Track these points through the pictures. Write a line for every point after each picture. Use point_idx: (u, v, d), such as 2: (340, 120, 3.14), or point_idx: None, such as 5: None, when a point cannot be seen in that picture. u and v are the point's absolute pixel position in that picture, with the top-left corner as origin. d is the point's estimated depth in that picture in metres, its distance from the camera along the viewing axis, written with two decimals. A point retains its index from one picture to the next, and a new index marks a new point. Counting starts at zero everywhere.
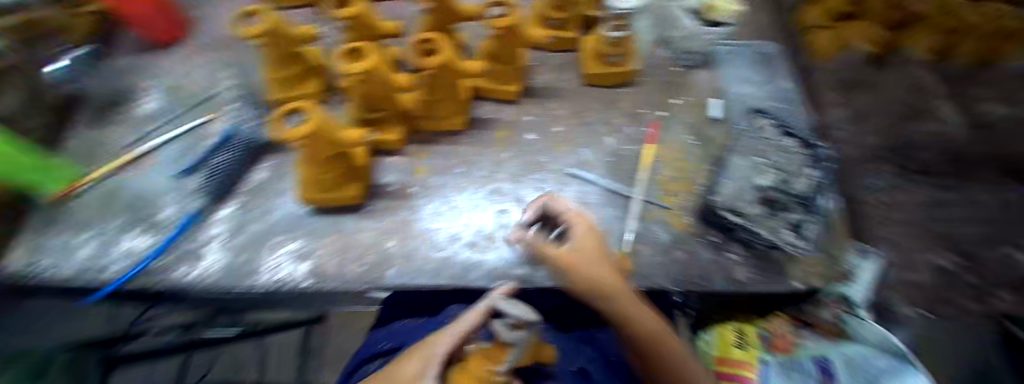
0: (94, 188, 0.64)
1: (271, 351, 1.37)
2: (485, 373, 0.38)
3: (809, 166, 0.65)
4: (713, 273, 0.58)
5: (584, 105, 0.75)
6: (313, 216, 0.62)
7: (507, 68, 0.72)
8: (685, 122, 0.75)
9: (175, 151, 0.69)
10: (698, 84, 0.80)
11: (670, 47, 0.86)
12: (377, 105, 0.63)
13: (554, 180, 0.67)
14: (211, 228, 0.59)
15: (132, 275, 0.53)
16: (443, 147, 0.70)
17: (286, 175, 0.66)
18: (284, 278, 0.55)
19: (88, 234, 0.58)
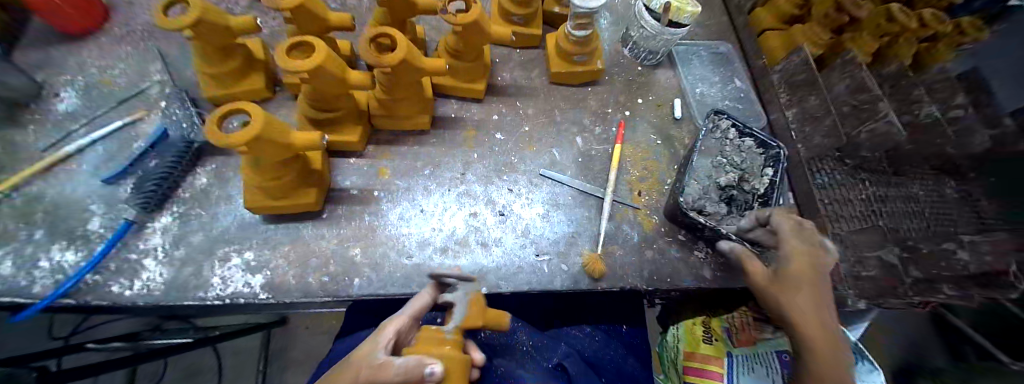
0: (3, 200, 0.56)
1: (225, 357, 1.27)
2: (437, 334, 0.44)
3: (770, 166, 0.67)
4: (682, 270, 0.61)
5: (551, 103, 0.74)
6: (267, 224, 0.58)
7: (475, 66, 0.67)
8: (650, 122, 0.75)
9: (100, 154, 0.60)
10: (662, 83, 0.79)
11: (633, 45, 0.80)
12: (328, 105, 0.58)
13: (524, 181, 0.66)
14: (148, 240, 0.55)
15: (64, 291, 0.49)
16: (407, 147, 0.67)
17: (235, 179, 0.60)
18: (236, 292, 0.52)
19: (2, 251, 0.52)
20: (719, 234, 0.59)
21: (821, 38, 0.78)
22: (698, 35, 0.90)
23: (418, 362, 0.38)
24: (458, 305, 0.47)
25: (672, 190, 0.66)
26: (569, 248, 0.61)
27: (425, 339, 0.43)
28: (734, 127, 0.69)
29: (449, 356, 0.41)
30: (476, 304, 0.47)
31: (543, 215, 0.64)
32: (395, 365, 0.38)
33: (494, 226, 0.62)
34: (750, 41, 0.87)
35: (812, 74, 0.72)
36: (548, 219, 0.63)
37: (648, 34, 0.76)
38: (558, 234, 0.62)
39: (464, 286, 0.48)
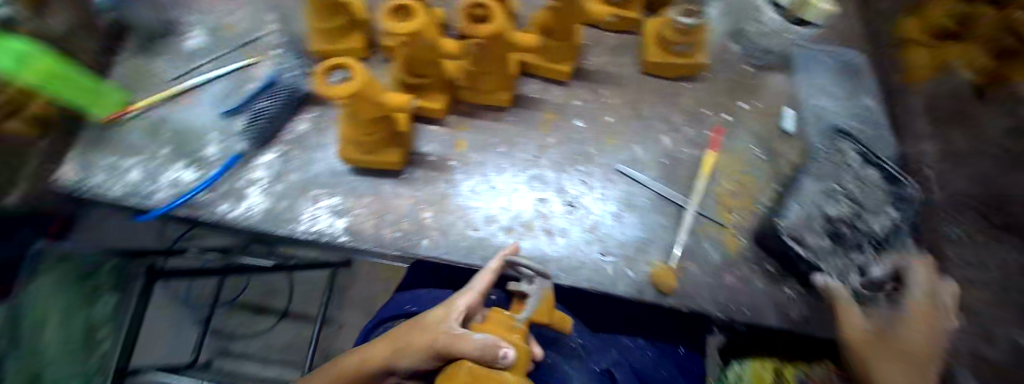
0: (142, 116, 0.64)
1: (296, 284, 1.41)
2: (507, 319, 0.44)
3: (893, 205, 0.57)
4: (763, 304, 0.55)
5: (640, 95, 0.69)
6: (354, 175, 0.61)
7: (559, 45, 0.63)
8: (751, 132, 0.67)
9: (219, 89, 0.67)
10: (771, 90, 0.71)
11: (745, 42, 0.73)
12: (421, 71, 0.58)
13: (600, 175, 0.62)
14: (252, 172, 0.60)
15: (181, 203, 0.56)
16: (486, 122, 0.66)
17: (331, 130, 0.64)
18: (321, 230, 0.56)
19: (136, 160, 0.61)
20: None
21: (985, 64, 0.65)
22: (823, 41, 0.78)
23: (495, 343, 0.39)
24: (531, 296, 0.47)
25: (769, 214, 0.59)
26: (638, 254, 0.57)
27: (498, 322, 0.44)
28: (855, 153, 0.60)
29: (518, 345, 0.42)
30: (545, 299, 0.49)
31: (616, 214, 0.60)
32: (474, 340, 0.39)
33: (561, 215, 0.60)
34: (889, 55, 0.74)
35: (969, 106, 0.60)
36: (619, 218, 0.60)
37: (765, 30, 0.71)
38: (628, 236, 0.59)
39: (539, 281, 0.48)
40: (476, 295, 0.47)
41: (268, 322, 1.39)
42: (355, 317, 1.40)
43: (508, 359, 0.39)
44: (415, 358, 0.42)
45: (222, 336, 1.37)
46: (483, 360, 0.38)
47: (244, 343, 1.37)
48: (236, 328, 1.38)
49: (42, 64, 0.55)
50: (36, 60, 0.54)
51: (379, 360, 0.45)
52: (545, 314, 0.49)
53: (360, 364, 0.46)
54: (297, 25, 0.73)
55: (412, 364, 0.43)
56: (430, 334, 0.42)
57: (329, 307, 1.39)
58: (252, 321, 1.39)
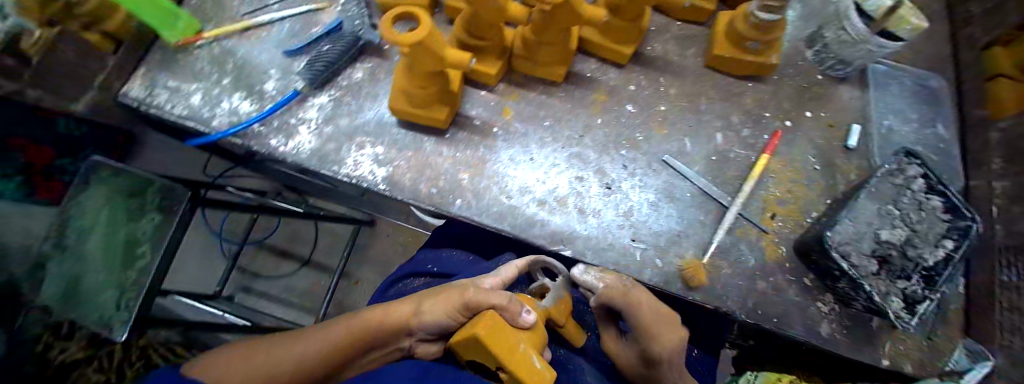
0: (209, 45, 0.67)
1: (321, 237, 1.46)
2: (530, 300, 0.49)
3: (951, 239, 0.54)
4: (794, 315, 0.55)
5: (699, 88, 0.66)
6: (399, 128, 0.61)
7: (624, 26, 0.60)
8: (812, 142, 0.64)
9: (286, 29, 0.68)
10: (841, 102, 0.66)
11: (821, 48, 0.67)
12: (482, 33, 0.57)
13: (643, 162, 0.61)
14: (306, 112, 0.62)
15: (235, 131, 0.59)
16: (536, 95, 0.65)
17: (385, 82, 0.64)
18: (362, 175, 0.58)
19: (198, 85, 0.64)
20: (857, 289, 0.51)
21: None
22: (906, 59, 0.71)
23: (519, 302, 0.43)
24: (554, 289, 0.53)
25: (816, 223, 0.56)
26: (670, 246, 0.57)
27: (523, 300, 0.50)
28: (924, 178, 0.56)
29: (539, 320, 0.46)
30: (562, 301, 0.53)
31: (653, 203, 0.59)
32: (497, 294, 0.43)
33: (597, 196, 0.59)
34: (976, 83, 0.69)
35: None
36: (655, 208, 0.59)
37: (847, 38, 0.62)
38: (662, 227, 0.58)
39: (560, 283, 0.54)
40: (502, 280, 0.53)
41: (289, 268, 1.44)
42: (371, 276, 1.43)
43: (529, 319, 0.42)
44: (442, 312, 0.46)
45: (246, 274, 1.43)
46: (507, 313, 0.42)
47: (265, 283, 1.43)
48: (259, 269, 1.44)
49: None
50: None
51: (404, 315, 0.48)
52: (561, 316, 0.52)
53: (384, 316, 0.48)
54: None
55: (436, 320, 0.46)
56: (458, 292, 0.46)
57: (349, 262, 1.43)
58: (275, 264, 1.44)
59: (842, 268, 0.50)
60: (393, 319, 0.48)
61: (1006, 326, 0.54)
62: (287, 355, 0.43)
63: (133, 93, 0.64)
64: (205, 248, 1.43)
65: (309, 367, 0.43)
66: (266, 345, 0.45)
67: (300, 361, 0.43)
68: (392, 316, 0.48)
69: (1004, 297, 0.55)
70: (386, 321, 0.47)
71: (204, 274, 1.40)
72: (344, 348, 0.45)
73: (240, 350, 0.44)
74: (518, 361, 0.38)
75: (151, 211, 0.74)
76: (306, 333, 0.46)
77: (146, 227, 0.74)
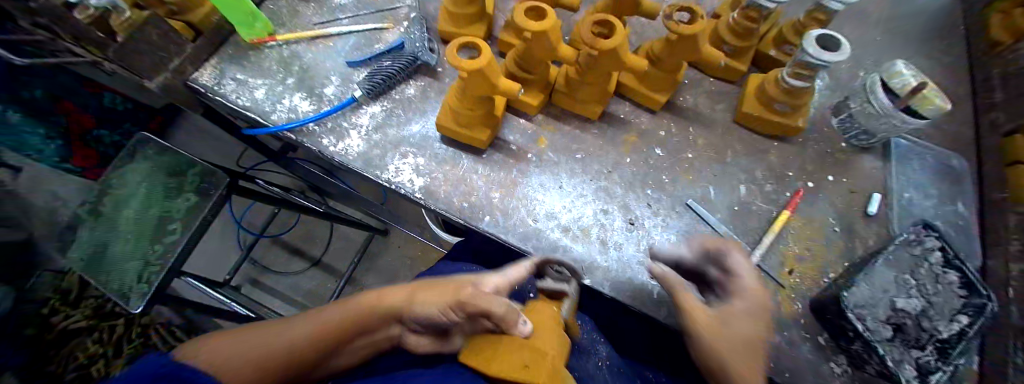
0: (280, 48, 0.73)
1: (336, 238, 1.50)
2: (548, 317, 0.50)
3: (966, 314, 0.55)
4: (803, 370, 0.56)
5: (727, 141, 0.69)
6: (441, 143, 0.66)
7: (664, 76, 0.64)
8: (833, 204, 0.66)
9: (351, 42, 0.74)
10: (863, 170, 0.69)
11: (846, 117, 0.70)
12: (530, 67, 0.62)
13: (668, 203, 0.64)
14: (358, 117, 0.67)
15: (291, 127, 0.64)
16: (571, 128, 0.69)
17: (434, 99, 0.69)
18: (401, 182, 0.62)
19: (264, 82, 0.69)
20: (871, 352, 0.52)
21: None
22: (929, 137, 0.74)
23: (517, 313, 0.44)
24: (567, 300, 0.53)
25: (832, 283, 0.58)
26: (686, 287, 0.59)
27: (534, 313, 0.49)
28: (941, 252, 0.58)
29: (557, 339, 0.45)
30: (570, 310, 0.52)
31: (673, 244, 0.61)
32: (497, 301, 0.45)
33: (619, 231, 0.61)
34: (995, 166, 0.71)
35: None
36: None
37: (872, 111, 0.64)
38: None
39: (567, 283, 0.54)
40: (508, 281, 0.50)
41: (300, 266, 1.47)
42: (378, 283, 1.45)
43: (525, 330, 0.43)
44: (438, 304, 0.48)
45: (258, 266, 1.46)
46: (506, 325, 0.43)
47: (275, 277, 1.45)
48: (270, 262, 1.47)
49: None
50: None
51: (400, 303, 0.51)
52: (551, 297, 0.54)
53: (376, 301, 0.51)
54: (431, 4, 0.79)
55: (430, 311, 0.48)
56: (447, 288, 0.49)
57: (359, 267, 1.46)
58: (286, 261, 1.47)
59: (856, 329, 0.51)
60: (386, 305, 0.51)
61: None
62: (275, 338, 0.46)
63: (202, 81, 0.70)
64: (224, 234, 1.47)
65: (301, 348, 0.46)
66: (252, 329, 0.48)
67: (290, 342, 0.46)
68: (385, 301, 0.51)
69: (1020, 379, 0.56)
70: (376, 306, 0.50)
71: (219, 259, 1.44)
72: (338, 328, 0.49)
73: (222, 334, 0.46)
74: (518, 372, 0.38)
75: (189, 193, 0.86)
76: (306, 314, 0.50)
77: (181, 206, 0.85)
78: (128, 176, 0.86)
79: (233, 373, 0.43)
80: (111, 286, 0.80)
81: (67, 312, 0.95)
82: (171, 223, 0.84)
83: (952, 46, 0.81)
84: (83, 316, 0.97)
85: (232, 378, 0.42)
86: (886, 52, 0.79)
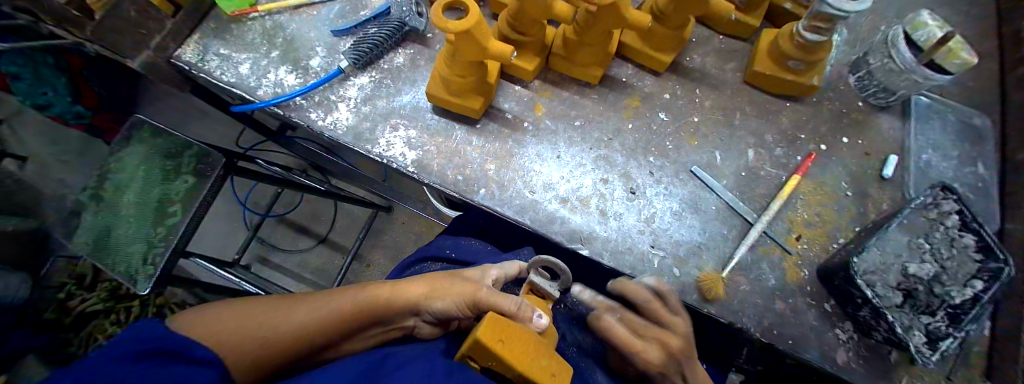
0: (262, 19, 0.69)
1: (340, 217, 1.50)
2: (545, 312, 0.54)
3: (981, 280, 0.52)
4: (811, 339, 0.55)
5: (735, 104, 0.65)
6: (433, 114, 0.63)
7: (669, 35, 0.60)
8: (846, 167, 0.63)
9: (336, 10, 0.70)
10: (880, 131, 0.65)
11: (865, 75, 0.65)
12: (524, 29, 0.59)
13: (671, 171, 0.61)
14: (346, 90, 0.64)
15: (278, 101, 0.62)
16: (569, 94, 0.65)
17: (424, 68, 0.66)
18: (393, 156, 0.60)
19: (248, 55, 0.67)
20: (879, 318, 0.50)
21: None
22: (950, 94, 0.70)
23: (531, 308, 0.48)
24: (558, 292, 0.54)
25: (842, 249, 0.56)
26: (690, 256, 0.57)
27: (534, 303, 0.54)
28: (958, 215, 0.55)
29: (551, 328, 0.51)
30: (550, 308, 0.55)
31: (675, 212, 0.59)
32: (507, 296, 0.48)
33: (620, 201, 0.59)
34: (1020, 123, 0.67)
35: None
36: (678, 218, 0.58)
37: (894, 68, 0.60)
38: (683, 236, 0.58)
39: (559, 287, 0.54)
40: (505, 274, 0.56)
41: (306, 244, 1.48)
42: (383, 260, 1.46)
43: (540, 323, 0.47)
44: (452, 303, 0.50)
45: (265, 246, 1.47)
46: (518, 319, 0.47)
47: (282, 256, 1.46)
48: (277, 242, 1.48)
49: None
50: None
51: (415, 298, 0.52)
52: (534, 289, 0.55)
53: (394, 295, 0.51)
54: None
55: (445, 308, 0.50)
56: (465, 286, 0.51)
57: (364, 245, 1.46)
58: (293, 240, 1.48)
59: (865, 295, 0.49)
60: (401, 300, 0.52)
61: None
62: (283, 322, 0.48)
63: (186, 58, 0.66)
64: (229, 214, 1.47)
65: (308, 334, 0.48)
66: (260, 306, 0.49)
67: (297, 328, 0.48)
68: (403, 296, 0.52)
69: None
70: (391, 302, 0.51)
71: (227, 239, 1.45)
72: (346, 320, 0.50)
73: (230, 311, 0.47)
74: (522, 359, 0.40)
75: (187, 174, 0.85)
76: (314, 296, 0.51)
77: (180, 187, 0.84)
78: (126, 160, 0.86)
79: (238, 350, 0.45)
80: (118, 268, 0.80)
81: (84, 295, 1.00)
82: (170, 205, 0.83)
83: None
84: (99, 298, 1.00)
85: (236, 356, 0.44)
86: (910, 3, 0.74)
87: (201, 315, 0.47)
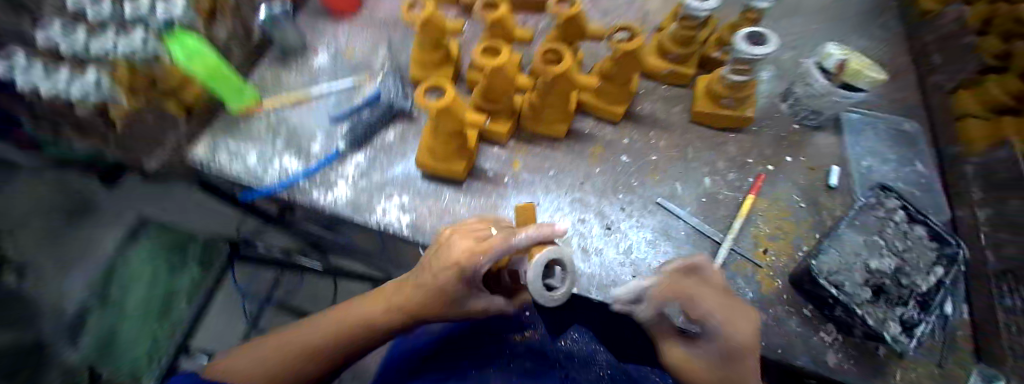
0: (267, 115, 0.79)
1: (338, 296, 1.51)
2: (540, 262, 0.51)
3: (942, 265, 0.58)
4: (798, 346, 0.57)
5: (686, 140, 0.74)
6: (423, 180, 0.70)
7: (616, 90, 0.70)
8: (796, 182, 0.70)
9: (334, 101, 0.81)
10: (816, 147, 0.73)
11: (795, 102, 0.75)
12: (495, 98, 0.67)
13: (639, 205, 0.67)
14: (344, 168, 0.71)
15: (285, 185, 0.69)
16: (541, 149, 0.73)
17: (413, 141, 0.75)
18: (389, 221, 0.66)
19: (256, 148, 0.75)
20: (852, 314, 0.54)
21: None
22: (876, 107, 0.80)
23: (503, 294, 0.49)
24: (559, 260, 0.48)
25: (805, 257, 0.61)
26: None
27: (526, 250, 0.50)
28: (902, 210, 0.62)
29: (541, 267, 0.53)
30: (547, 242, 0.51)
31: (650, 241, 0.64)
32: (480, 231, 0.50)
33: (598, 237, 0.64)
34: (946, 123, 0.75)
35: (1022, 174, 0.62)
36: (654, 246, 0.63)
37: (813, 93, 0.70)
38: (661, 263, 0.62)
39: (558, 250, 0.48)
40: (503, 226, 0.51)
41: None
42: None
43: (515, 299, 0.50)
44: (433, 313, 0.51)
45: None
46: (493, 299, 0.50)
47: None
48: None
49: (205, 62, 0.69)
50: (202, 59, 0.68)
51: (402, 306, 0.53)
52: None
53: (383, 308, 0.54)
54: (403, 57, 0.89)
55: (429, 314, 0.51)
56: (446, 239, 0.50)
57: None
58: None
59: (833, 294, 0.54)
60: (390, 310, 0.54)
61: (1017, 351, 0.56)
62: (296, 347, 0.53)
63: (199, 155, 0.74)
64: None
65: (320, 352, 0.53)
66: (278, 337, 0.55)
67: (309, 349, 0.53)
68: (391, 306, 0.54)
69: (1012, 321, 0.57)
70: (386, 310, 0.54)
71: None
72: (347, 337, 0.54)
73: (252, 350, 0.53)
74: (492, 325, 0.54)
75: None
76: (319, 320, 0.56)
77: None
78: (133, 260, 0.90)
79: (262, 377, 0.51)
80: None
81: None
82: None
83: (886, 25, 0.91)
84: None
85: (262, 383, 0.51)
86: (823, 39, 0.87)
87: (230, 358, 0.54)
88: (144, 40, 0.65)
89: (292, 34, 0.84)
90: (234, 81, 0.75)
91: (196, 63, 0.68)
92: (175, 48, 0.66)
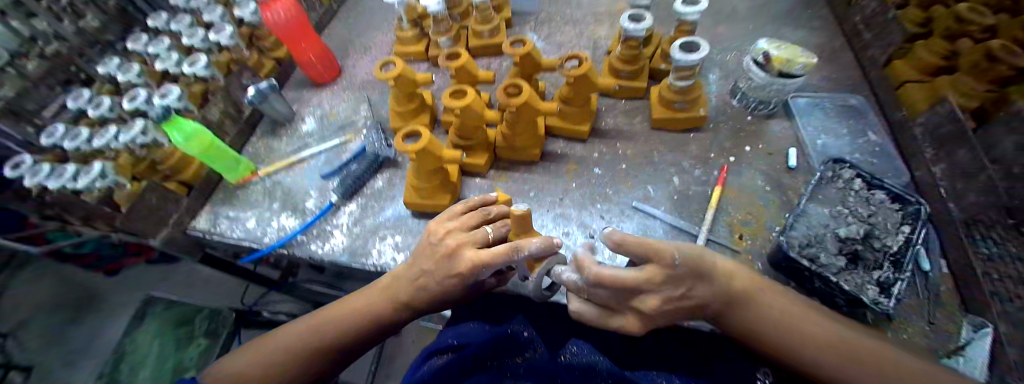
0: (262, 181, 0.84)
1: None
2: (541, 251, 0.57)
3: (908, 223, 0.61)
4: None
5: (651, 146, 0.79)
6: (413, 219, 0.74)
7: (578, 111, 0.76)
8: (758, 169, 0.75)
9: (324, 158, 0.86)
10: (771, 135, 0.79)
11: (742, 96, 0.82)
12: (468, 135, 0.74)
13: (617, 211, 0.72)
14: (339, 219, 0.76)
15: (283, 243, 0.73)
16: (520, 174, 0.79)
17: (400, 185, 0.79)
18: (385, 262, 0.69)
19: (254, 212, 0.79)
20: (830, 284, 0.57)
21: (976, 89, 0.69)
22: (822, 90, 0.86)
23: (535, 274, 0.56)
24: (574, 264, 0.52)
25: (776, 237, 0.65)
26: None
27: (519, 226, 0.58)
28: (859, 179, 0.66)
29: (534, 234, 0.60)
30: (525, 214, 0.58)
31: None
32: (477, 234, 0.54)
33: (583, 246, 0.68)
34: (888, 93, 0.81)
35: (962, 127, 0.66)
36: None
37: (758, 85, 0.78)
38: None
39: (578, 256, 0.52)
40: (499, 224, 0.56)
41: None
42: None
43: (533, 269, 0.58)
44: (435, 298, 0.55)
45: None
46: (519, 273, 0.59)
47: None
48: None
49: (201, 141, 0.73)
50: (198, 139, 0.72)
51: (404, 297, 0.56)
52: (519, 232, 0.59)
53: (386, 300, 0.57)
54: (382, 109, 0.95)
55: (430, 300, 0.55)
56: (445, 249, 0.53)
57: None
58: None
59: (808, 267, 0.58)
60: (392, 301, 0.57)
61: (1000, 293, 0.57)
62: (295, 343, 0.55)
63: (201, 226, 0.79)
64: None
65: (319, 348, 0.55)
66: (276, 335, 0.57)
67: (309, 345, 0.55)
68: (393, 297, 0.57)
69: (991, 267, 0.59)
70: (387, 301, 0.57)
71: None
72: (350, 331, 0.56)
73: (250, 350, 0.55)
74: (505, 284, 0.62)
75: None
76: (318, 314, 0.58)
77: None
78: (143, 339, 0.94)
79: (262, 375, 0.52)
80: None
81: None
82: None
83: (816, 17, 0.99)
84: None
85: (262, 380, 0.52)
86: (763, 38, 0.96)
87: (226, 364, 0.54)
88: (144, 129, 0.75)
89: (278, 104, 0.90)
90: (228, 155, 0.79)
91: (193, 144, 0.72)
92: (174, 133, 0.70)
